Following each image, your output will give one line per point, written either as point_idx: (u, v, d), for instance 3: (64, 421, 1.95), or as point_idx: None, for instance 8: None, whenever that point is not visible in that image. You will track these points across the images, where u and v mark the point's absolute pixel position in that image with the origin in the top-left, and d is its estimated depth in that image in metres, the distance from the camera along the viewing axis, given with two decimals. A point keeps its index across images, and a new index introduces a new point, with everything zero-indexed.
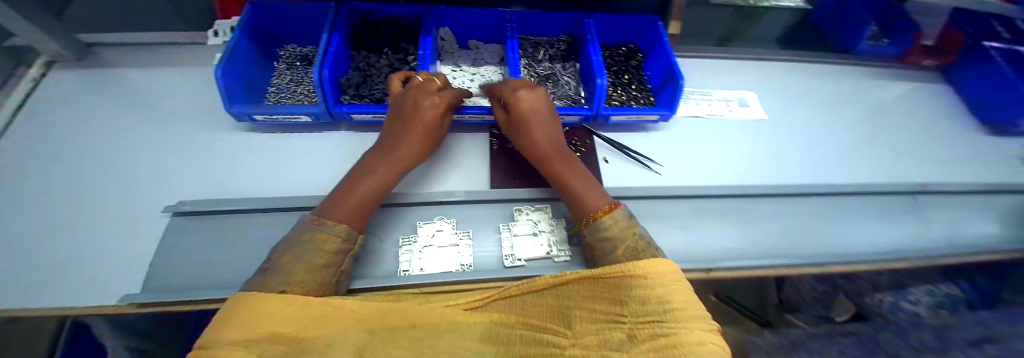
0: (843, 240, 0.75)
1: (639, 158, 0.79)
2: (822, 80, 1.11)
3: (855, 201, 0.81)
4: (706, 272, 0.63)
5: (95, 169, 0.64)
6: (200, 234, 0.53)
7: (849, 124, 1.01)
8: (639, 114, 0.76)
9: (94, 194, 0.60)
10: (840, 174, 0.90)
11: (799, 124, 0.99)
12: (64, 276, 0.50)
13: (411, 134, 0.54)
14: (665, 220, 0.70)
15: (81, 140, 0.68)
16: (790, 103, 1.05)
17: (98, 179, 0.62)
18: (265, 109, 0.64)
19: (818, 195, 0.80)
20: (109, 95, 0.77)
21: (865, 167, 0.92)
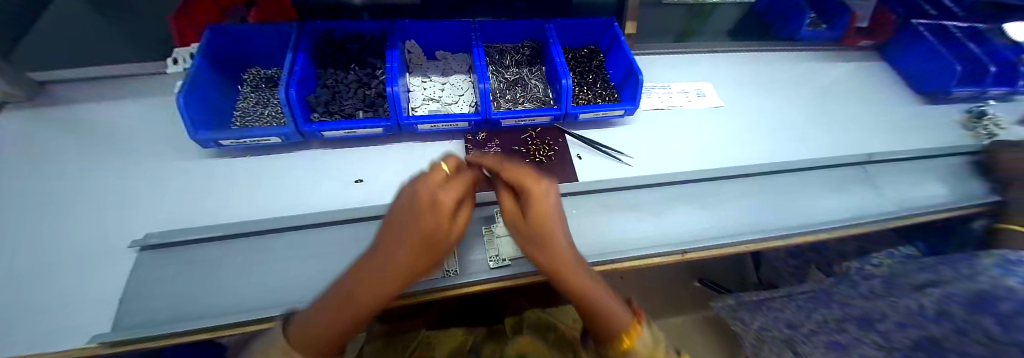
0: (806, 213, 0.79)
1: (611, 152, 0.82)
2: (774, 66, 1.19)
3: (811, 175, 0.87)
4: (681, 253, 0.67)
5: (54, 210, 0.61)
6: (173, 266, 0.53)
7: (801, 104, 1.09)
8: (606, 111, 0.79)
9: (53, 236, 0.58)
10: (798, 152, 0.96)
11: (757, 108, 1.06)
12: (24, 324, 0.48)
13: (392, 255, 0.41)
14: (639, 209, 0.73)
15: (36, 181, 0.65)
16: (747, 89, 1.12)
17: (58, 220, 0.60)
18: (232, 134, 0.63)
19: (777, 174, 0.86)
20: (65, 133, 0.74)
21: (820, 143, 0.99)
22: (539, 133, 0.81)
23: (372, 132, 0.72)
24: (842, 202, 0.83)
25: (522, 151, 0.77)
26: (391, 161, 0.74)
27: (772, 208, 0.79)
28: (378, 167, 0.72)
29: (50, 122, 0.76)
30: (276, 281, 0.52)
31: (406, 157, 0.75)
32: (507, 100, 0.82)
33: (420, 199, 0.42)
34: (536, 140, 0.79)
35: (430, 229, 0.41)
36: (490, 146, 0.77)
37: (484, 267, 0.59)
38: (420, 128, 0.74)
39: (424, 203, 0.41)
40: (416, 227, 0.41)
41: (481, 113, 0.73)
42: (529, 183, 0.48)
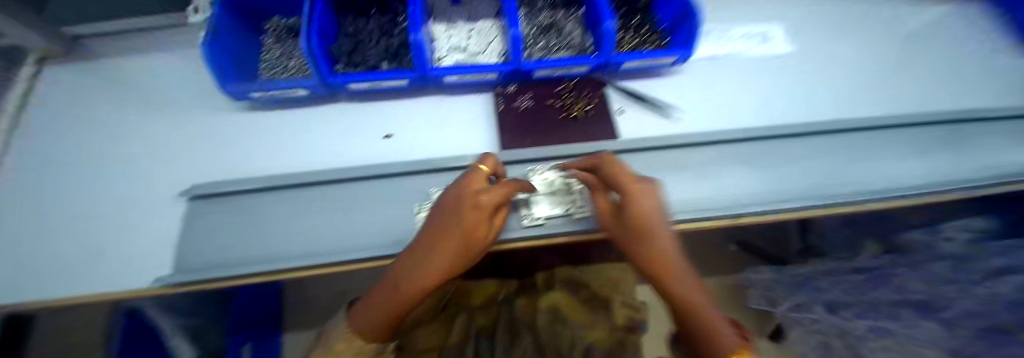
0: (884, 177, 0.69)
1: (658, 107, 0.74)
2: (856, 7, 1.00)
3: (893, 132, 0.74)
4: (733, 218, 0.61)
5: (106, 163, 0.65)
6: (220, 216, 0.54)
7: (888, 53, 0.92)
8: (654, 58, 0.69)
9: (110, 187, 0.61)
10: (878, 107, 0.82)
11: (831, 57, 0.91)
12: (102, 263, 0.52)
13: (433, 264, 0.41)
14: (683, 170, 0.67)
15: (86, 136, 0.68)
16: (818, 34, 0.95)
17: (111, 173, 0.63)
18: (259, 86, 0.61)
19: (852, 131, 0.74)
20: (104, 88, 0.76)
21: (907, 98, 0.84)
22: (576, 85, 0.74)
23: (398, 85, 0.67)
24: (941, 164, 0.69)
25: (556, 106, 0.71)
26: (418, 117, 0.70)
27: (841, 170, 0.69)
28: (405, 123, 0.69)
29: (88, 78, 0.77)
30: (316, 234, 0.54)
31: (432, 113, 0.71)
32: (540, 48, 0.75)
33: (461, 202, 0.41)
34: (572, 93, 0.73)
35: (470, 229, 0.40)
36: (521, 99, 0.72)
37: (515, 226, 0.55)
38: (448, 80, 0.67)
39: (466, 206, 0.40)
40: (461, 229, 0.40)
41: (513, 62, 0.65)
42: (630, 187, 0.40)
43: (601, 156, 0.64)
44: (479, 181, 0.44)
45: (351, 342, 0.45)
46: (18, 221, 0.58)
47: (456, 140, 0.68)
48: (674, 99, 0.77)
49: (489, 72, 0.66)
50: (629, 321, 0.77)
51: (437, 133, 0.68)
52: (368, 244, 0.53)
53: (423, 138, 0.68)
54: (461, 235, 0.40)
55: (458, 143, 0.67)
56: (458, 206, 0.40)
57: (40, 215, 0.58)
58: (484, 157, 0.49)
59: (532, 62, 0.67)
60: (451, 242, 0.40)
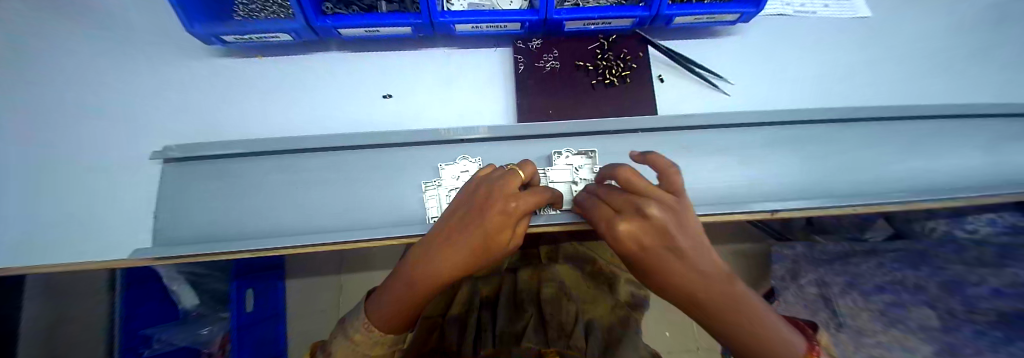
0: (956, 174, 0.60)
1: (705, 75, 0.62)
2: None
3: (992, 116, 0.62)
4: (772, 213, 0.53)
5: (43, 109, 0.54)
6: (202, 182, 0.48)
7: (991, 19, 0.75)
8: (715, 13, 0.56)
9: (56, 138, 0.52)
10: (963, 89, 0.69)
11: (916, 23, 0.75)
12: (78, 230, 0.48)
13: (447, 261, 0.36)
14: (727, 153, 0.58)
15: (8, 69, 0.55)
16: None
17: (55, 120, 0.53)
18: (232, 28, 0.50)
19: (941, 117, 0.61)
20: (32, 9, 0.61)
21: (1003, 77, 0.70)
22: (614, 43, 0.61)
23: (400, 33, 0.55)
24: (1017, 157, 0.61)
25: (587, 68, 0.59)
26: (424, 74, 0.60)
27: (905, 162, 0.60)
28: (409, 81, 0.59)
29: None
30: (313, 206, 0.49)
31: (440, 69, 0.60)
32: None
33: (487, 200, 0.36)
34: (608, 53, 0.60)
35: (493, 233, 0.35)
36: (546, 59, 0.59)
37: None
38: (459, 28, 0.55)
39: (486, 205, 0.36)
40: (482, 227, 0.35)
41: (540, 10, 0.53)
42: (606, 219, 0.32)
43: (635, 134, 0.55)
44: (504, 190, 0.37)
45: (369, 333, 0.41)
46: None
47: (467, 106, 0.58)
48: (727, 66, 0.65)
49: (510, 21, 0.53)
50: (633, 298, 0.73)
51: (446, 95, 0.59)
52: (369, 222, 0.49)
53: (429, 101, 0.58)
54: (483, 235, 0.35)
55: (469, 109, 0.58)
56: (484, 205, 0.36)
57: None
58: (523, 164, 0.44)
59: (564, 11, 0.54)
60: (466, 241, 0.35)
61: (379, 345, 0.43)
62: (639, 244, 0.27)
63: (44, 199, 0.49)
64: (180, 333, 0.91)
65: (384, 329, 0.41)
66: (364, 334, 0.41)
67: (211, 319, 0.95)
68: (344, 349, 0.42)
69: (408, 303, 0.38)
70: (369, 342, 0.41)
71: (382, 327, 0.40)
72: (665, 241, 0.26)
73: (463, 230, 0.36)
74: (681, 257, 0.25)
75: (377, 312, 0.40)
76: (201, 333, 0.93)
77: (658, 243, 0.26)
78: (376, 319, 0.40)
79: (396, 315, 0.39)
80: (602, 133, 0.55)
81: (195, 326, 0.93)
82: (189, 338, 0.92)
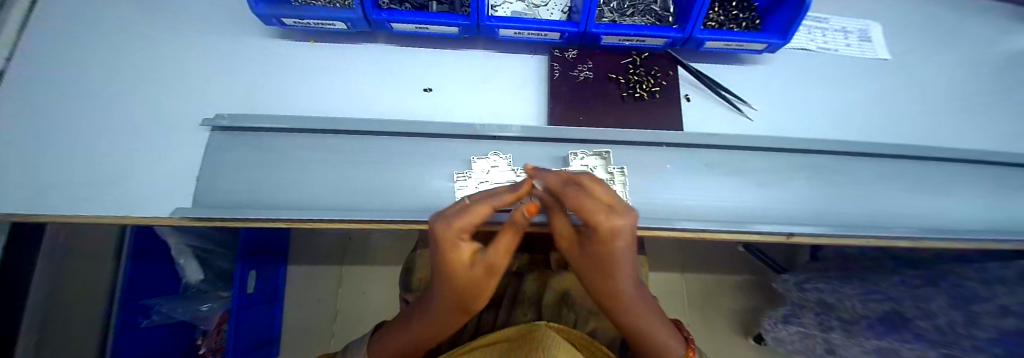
0: (955, 214, 0.63)
1: (730, 98, 0.65)
2: (956, 16, 0.88)
3: (986, 168, 0.67)
4: (788, 236, 0.56)
5: (100, 71, 0.57)
6: (244, 152, 0.50)
7: (985, 74, 0.81)
8: (745, 41, 0.59)
9: (107, 102, 0.55)
10: (965, 137, 0.73)
11: (923, 69, 0.80)
12: (110, 184, 0.49)
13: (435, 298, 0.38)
14: (745, 175, 0.59)
15: (75, 34, 0.59)
16: (913, 40, 0.83)
17: (109, 82, 0.56)
18: (294, 11, 0.53)
19: (940, 160, 0.66)
20: None
21: (998, 130, 0.74)
22: (646, 60, 0.64)
23: (446, 32, 0.58)
24: (1008, 207, 0.65)
25: (618, 81, 0.61)
26: (462, 71, 0.62)
27: (912, 200, 0.63)
28: (448, 76, 0.62)
29: None
30: (343, 184, 0.50)
31: (478, 69, 0.63)
32: (611, 9, 0.64)
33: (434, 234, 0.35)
34: (639, 69, 0.63)
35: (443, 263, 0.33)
36: (580, 69, 0.62)
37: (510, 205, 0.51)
38: (502, 33, 0.58)
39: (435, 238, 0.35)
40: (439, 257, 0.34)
41: (581, 23, 0.56)
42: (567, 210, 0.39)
43: (660, 147, 0.58)
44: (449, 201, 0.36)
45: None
46: (10, 130, 0.50)
47: (500, 105, 0.60)
48: (751, 91, 0.67)
49: (551, 30, 0.56)
50: None
51: (479, 94, 0.61)
52: (399, 205, 0.50)
53: (465, 98, 0.60)
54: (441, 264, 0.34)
55: (501, 108, 0.60)
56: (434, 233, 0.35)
57: (25, 121, 0.51)
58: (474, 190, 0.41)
59: (602, 26, 0.57)
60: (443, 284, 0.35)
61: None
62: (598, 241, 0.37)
63: (89, 152, 0.51)
64: (181, 308, 0.91)
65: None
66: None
67: (211, 296, 0.97)
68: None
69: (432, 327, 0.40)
70: None
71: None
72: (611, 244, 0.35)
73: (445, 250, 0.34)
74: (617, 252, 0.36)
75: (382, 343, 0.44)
76: (200, 309, 0.95)
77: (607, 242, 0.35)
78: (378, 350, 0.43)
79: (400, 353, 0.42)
80: (628, 142, 0.57)
81: (196, 301, 0.94)
82: (189, 313, 0.92)
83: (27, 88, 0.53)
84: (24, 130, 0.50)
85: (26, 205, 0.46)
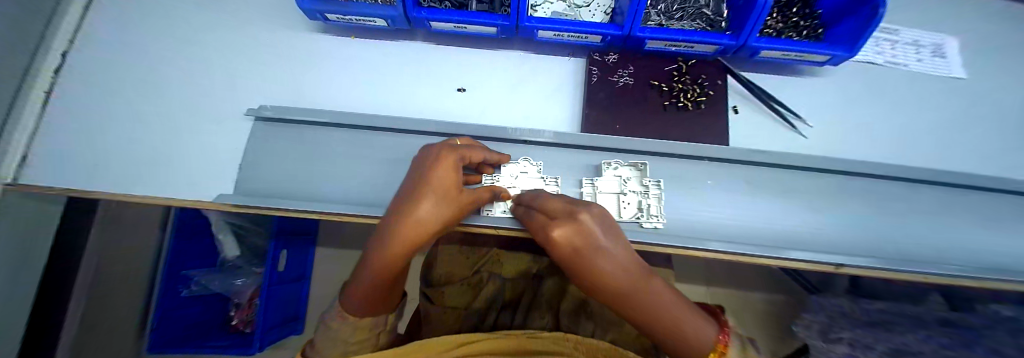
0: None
1: (782, 112, 0.60)
2: None
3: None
4: (837, 267, 0.52)
5: (155, 59, 0.61)
6: (284, 144, 0.51)
7: None
8: (806, 51, 0.54)
9: (160, 87, 0.58)
10: None
11: (994, 92, 0.73)
12: (159, 167, 0.52)
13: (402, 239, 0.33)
14: (794, 196, 0.55)
15: (139, 24, 0.63)
16: (985, 60, 0.76)
17: (161, 69, 0.60)
18: (338, 7, 0.53)
19: (1010, 194, 0.60)
20: None
21: None
22: (691, 67, 0.60)
23: (485, 32, 0.57)
24: None
25: (660, 89, 0.58)
26: (497, 72, 0.61)
27: (981, 237, 0.57)
28: (483, 77, 0.61)
29: None
30: (375, 181, 0.50)
31: (513, 70, 0.61)
32: (657, 12, 0.60)
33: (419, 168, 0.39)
34: (685, 76, 0.59)
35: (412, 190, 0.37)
36: (620, 74, 0.59)
37: None
38: (541, 35, 0.56)
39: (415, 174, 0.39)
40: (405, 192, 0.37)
41: (626, 26, 0.53)
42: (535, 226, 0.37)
43: (702, 161, 0.54)
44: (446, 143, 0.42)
45: (343, 319, 0.36)
46: (80, 109, 0.55)
47: (534, 108, 0.59)
48: (805, 106, 0.62)
49: (593, 33, 0.54)
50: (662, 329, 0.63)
51: (513, 96, 0.59)
52: None
53: (498, 99, 0.59)
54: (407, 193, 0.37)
55: (534, 111, 0.58)
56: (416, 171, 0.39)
57: (94, 104, 0.56)
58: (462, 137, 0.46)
59: (648, 30, 0.54)
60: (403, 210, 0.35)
61: (361, 332, 0.37)
62: (569, 249, 0.32)
63: (147, 135, 0.54)
64: (218, 281, 0.96)
65: (354, 313, 0.36)
66: (338, 321, 0.36)
67: (245, 271, 0.99)
68: (332, 329, 0.36)
69: (388, 269, 0.34)
70: (347, 332, 0.36)
71: (362, 312, 0.36)
72: (570, 253, 0.31)
73: (434, 172, 0.37)
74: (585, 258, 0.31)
75: (350, 293, 0.36)
76: (235, 283, 0.98)
77: (567, 251, 0.31)
78: (351, 306, 0.36)
79: (366, 301, 0.35)
80: (666, 154, 0.54)
81: (231, 276, 0.98)
82: (225, 286, 0.97)
83: (94, 77, 0.58)
84: (92, 113, 0.55)
85: (89, 182, 0.51)
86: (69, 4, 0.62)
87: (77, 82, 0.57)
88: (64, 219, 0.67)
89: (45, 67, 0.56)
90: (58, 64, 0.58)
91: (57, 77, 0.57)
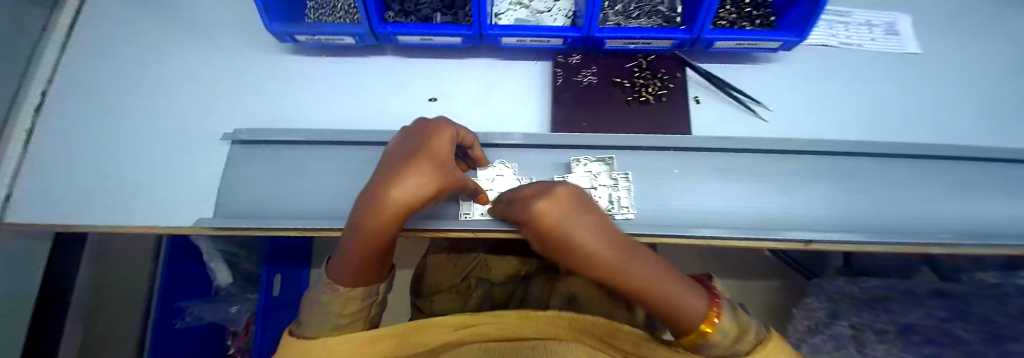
0: (993, 220, 0.59)
1: (742, 100, 0.63)
2: (982, 3, 0.84)
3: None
4: (805, 244, 0.53)
5: (133, 92, 0.62)
6: (261, 165, 0.53)
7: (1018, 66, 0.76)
8: (757, 39, 0.56)
9: (139, 120, 0.59)
10: (1001, 134, 0.68)
11: (949, 63, 0.76)
12: (139, 197, 0.53)
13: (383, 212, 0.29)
14: (759, 179, 0.57)
15: (117, 60, 0.65)
16: (938, 34, 0.79)
17: (139, 101, 0.61)
18: (306, 29, 0.55)
19: (972, 160, 0.62)
20: (142, 8, 0.71)
21: None
22: (651, 62, 0.63)
23: (451, 42, 0.59)
24: None
25: (624, 85, 0.60)
26: (467, 80, 0.63)
27: (946, 204, 0.59)
28: (453, 86, 0.63)
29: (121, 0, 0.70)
30: (352, 194, 0.52)
31: (482, 77, 0.63)
32: (616, 12, 0.63)
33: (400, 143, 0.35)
34: (646, 71, 0.62)
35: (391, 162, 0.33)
36: (584, 74, 0.61)
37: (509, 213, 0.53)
38: (505, 42, 0.58)
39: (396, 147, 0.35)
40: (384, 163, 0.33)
41: (583, 28, 0.55)
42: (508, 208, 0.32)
43: (668, 152, 0.56)
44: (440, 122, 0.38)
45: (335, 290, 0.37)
46: (60, 145, 0.56)
47: (504, 113, 0.60)
48: (763, 92, 0.64)
49: (554, 37, 0.56)
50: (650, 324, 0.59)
51: (484, 102, 0.61)
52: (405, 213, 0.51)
53: (470, 106, 0.61)
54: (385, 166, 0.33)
55: (504, 115, 0.60)
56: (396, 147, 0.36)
57: (73, 141, 0.57)
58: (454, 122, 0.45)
59: (606, 30, 0.56)
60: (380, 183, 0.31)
61: (354, 302, 0.38)
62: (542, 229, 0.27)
63: (128, 166, 0.55)
64: (212, 310, 0.98)
65: (349, 284, 0.36)
66: (332, 294, 0.36)
67: (238, 298, 1.01)
68: (316, 314, 0.36)
69: (368, 244, 0.31)
70: (340, 302, 0.37)
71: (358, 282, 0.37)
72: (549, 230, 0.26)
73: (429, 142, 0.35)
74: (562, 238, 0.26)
75: (339, 262, 0.36)
76: (230, 311, 1.01)
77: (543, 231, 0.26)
78: (347, 278, 0.36)
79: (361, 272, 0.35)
80: (633, 148, 0.56)
81: (225, 304, 1.00)
82: (219, 315, 1.00)
83: (72, 115, 0.59)
84: (71, 149, 0.56)
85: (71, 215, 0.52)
86: (47, 46, 0.63)
87: (55, 120, 0.58)
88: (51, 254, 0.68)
89: (23, 107, 0.58)
90: (36, 103, 0.59)
91: (37, 116, 0.58)
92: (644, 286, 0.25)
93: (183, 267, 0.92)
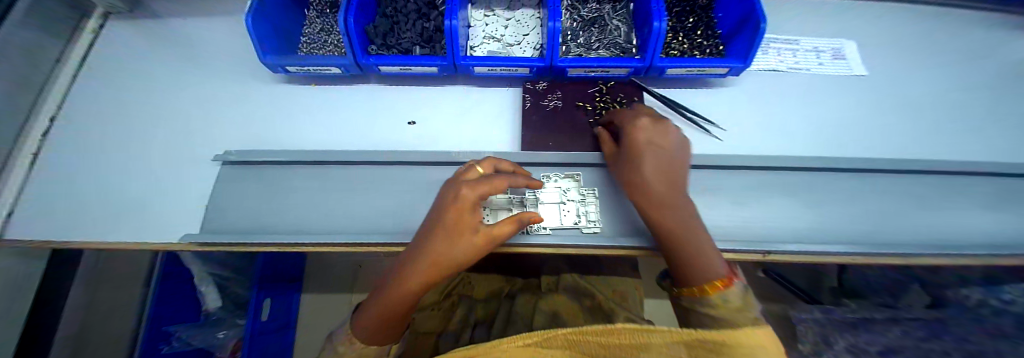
0: (945, 228, 0.61)
1: (698, 121, 0.68)
2: (920, 28, 0.92)
3: (973, 182, 0.66)
4: (762, 255, 0.55)
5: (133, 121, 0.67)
6: (248, 184, 0.57)
7: (957, 85, 0.83)
8: (704, 66, 0.62)
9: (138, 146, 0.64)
10: (947, 148, 0.73)
11: (894, 82, 0.82)
12: (129, 218, 0.56)
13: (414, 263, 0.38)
14: (716, 193, 0.61)
15: (122, 91, 0.71)
16: (881, 56, 0.87)
17: (139, 129, 0.66)
18: (296, 61, 0.61)
19: (920, 173, 0.66)
20: (151, 44, 0.78)
21: (979, 140, 0.74)
22: (612, 87, 0.69)
23: (428, 71, 0.65)
24: (1006, 221, 0.63)
25: (587, 108, 0.66)
26: (444, 105, 0.69)
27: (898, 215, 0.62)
28: (431, 110, 0.68)
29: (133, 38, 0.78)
30: (330, 210, 0.55)
31: (458, 102, 0.69)
32: (578, 44, 0.70)
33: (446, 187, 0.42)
34: (607, 96, 0.67)
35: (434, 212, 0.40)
36: (550, 98, 0.67)
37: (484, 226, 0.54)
38: (478, 71, 0.64)
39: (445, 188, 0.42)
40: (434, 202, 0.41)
41: (546, 58, 0.61)
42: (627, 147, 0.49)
43: None
44: (473, 170, 0.44)
45: (350, 344, 0.43)
46: (60, 166, 0.61)
47: (477, 134, 0.65)
48: (717, 114, 0.70)
49: (520, 66, 0.62)
50: None
51: (459, 124, 0.67)
52: (379, 229, 0.53)
53: (446, 128, 0.66)
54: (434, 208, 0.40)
55: (477, 136, 0.65)
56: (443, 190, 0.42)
57: (74, 164, 0.61)
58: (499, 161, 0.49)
59: (568, 60, 0.62)
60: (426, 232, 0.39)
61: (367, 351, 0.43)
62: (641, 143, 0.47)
63: (121, 187, 0.59)
64: (200, 335, 0.95)
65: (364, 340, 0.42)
66: (345, 346, 0.43)
67: (227, 322, 0.99)
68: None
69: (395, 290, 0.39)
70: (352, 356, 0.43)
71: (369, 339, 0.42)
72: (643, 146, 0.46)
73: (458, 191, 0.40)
74: (653, 151, 0.45)
75: (361, 317, 0.42)
76: (217, 336, 0.98)
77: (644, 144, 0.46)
78: (359, 333, 0.42)
79: (376, 323, 0.41)
80: (596, 165, 0.60)
81: (212, 329, 0.97)
82: (206, 340, 0.96)
83: (75, 141, 0.63)
84: (69, 173, 0.60)
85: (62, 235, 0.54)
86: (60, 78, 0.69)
87: (59, 143, 0.63)
88: (46, 272, 0.71)
89: (32, 131, 0.63)
90: (44, 128, 0.64)
91: (43, 141, 0.63)
92: (682, 212, 0.41)
93: (172, 289, 0.94)
